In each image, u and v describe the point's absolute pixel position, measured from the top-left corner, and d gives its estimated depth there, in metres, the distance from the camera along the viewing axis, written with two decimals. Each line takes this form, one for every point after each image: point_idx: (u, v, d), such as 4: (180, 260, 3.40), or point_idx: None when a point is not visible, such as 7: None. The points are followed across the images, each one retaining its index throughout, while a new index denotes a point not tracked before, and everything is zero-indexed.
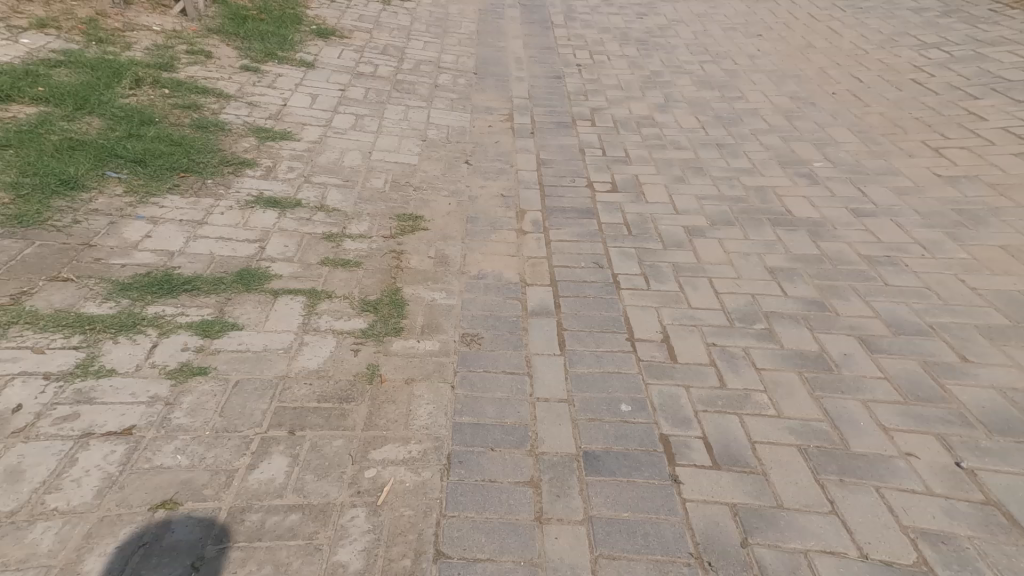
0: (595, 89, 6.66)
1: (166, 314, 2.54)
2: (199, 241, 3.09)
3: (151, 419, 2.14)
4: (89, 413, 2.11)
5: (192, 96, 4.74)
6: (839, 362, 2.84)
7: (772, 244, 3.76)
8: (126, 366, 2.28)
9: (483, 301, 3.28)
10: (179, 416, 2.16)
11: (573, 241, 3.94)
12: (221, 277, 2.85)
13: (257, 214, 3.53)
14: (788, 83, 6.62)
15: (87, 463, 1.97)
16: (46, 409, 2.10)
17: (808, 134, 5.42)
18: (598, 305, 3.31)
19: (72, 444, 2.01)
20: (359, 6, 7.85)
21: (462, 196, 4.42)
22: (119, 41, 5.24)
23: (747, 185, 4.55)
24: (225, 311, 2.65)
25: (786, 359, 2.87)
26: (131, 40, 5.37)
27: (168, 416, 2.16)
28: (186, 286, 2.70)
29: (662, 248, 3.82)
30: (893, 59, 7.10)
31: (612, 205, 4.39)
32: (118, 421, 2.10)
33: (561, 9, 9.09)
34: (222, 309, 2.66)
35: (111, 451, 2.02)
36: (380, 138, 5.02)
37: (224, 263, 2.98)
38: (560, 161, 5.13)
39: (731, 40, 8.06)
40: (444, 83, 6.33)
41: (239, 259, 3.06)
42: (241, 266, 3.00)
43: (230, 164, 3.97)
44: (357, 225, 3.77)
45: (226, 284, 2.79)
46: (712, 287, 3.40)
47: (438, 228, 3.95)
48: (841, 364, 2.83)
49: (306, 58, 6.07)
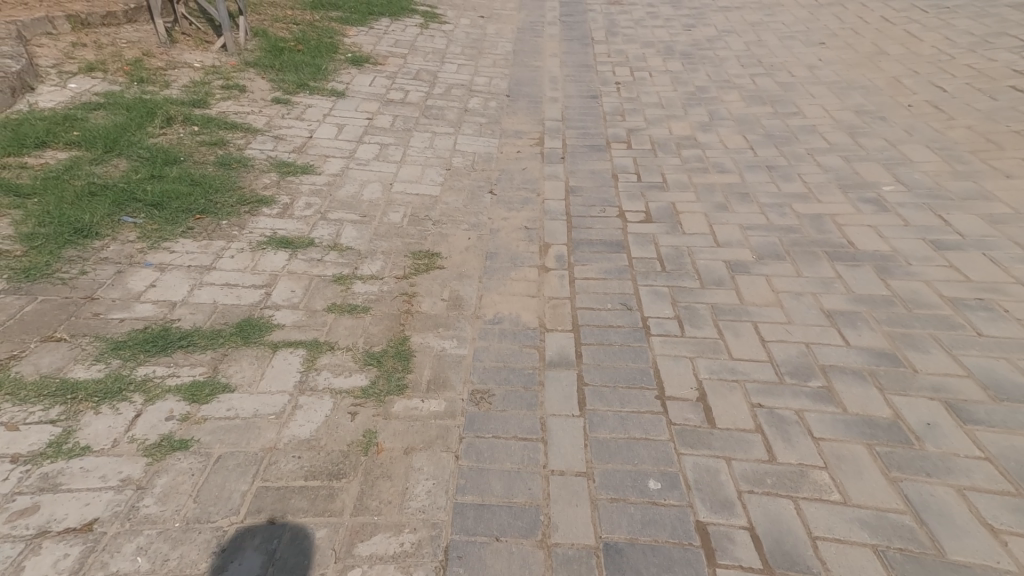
0: (633, 108, 6.34)
1: (154, 377, 2.54)
2: (205, 289, 3.11)
3: (117, 510, 2.05)
4: (48, 505, 2.04)
5: (221, 132, 4.78)
6: (921, 434, 2.33)
7: (829, 283, 3.29)
8: (101, 443, 2.24)
9: (496, 350, 3.00)
10: (148, 504, 2.07)
11: (599, 279, 3.62)
12: (219, 329, 2.85)
13: (265, 256, 3.48)
14: (854, 96, 6.19)
15: (35, 571, 1.87)
16: (6, 499, 2.05)
17: (876, 154, 4.96)
18: (624, 354, 2.94)
19: (21, 547, 1.92)
20: (396, 31, 7.88)
21: (482, 229, 4.20)
22: (159, 80, 5.41)
23: (800, 212, 4.15)
24: (218, 370, 2.63)
25: (850, 427, 2.37)
26: (171, 78, 5.53)
27: (137, 504, 2.07)
28: (181, 342, 2.72)
29: (700, 287, 3.43)
30: (985, 64, 6.56)
31: (644, 237, 4.06)
32: (79, 514, 2.02)
33: (602, 24, 8.83)
34: (216, 367, 2.65)
35: (64, 554, 1.91)
36: (402, 168, 4.89)
37: (226, 313, 2.98)
38: (590, 188, 4.85)
39: (788, 49, 7.57)
40: (474, 107, 6.18)
41: (243, 306, 3.05)
42: (243, 315, 2.99)
43: (247, 203, 3.93)
44: (368, 265, 3.61)
45: (221, 339, 2.78)
46: (757, 333, 2.94)
47: (454, 267, 3.74)
48: (923, 437, 2.32)
49: (338, 87, 6.09)
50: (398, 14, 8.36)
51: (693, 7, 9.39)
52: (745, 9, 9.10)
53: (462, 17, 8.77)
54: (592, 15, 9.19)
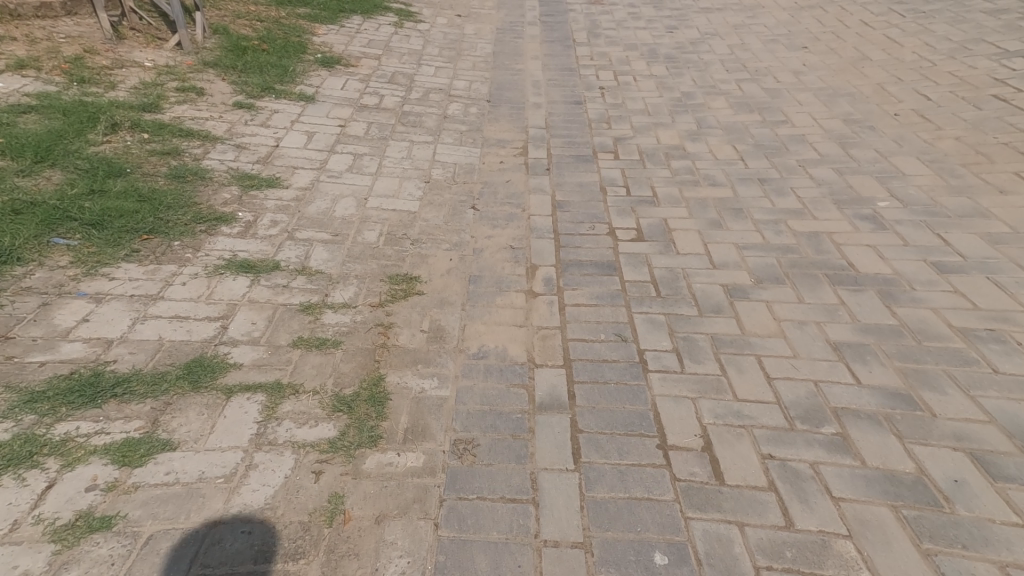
0: (619, 115, 6.13)
1: (76, 435, 2.21)
2: (148, 323, 2.76)
3: None
4: None
5: (175, 140, 4.38)
6: (950, 494, 2.15)
7: (833, 310, 3.13)
8: (2, 524, 1.93)
9: (481, 390, 2.73)
10: None
11: (591, 306, 3.39)
12: (163, 371, 2.51)
13: (222, 282, 3.13)
14: (841, 103, 6.10)
15: None
16: None
17: (868, 166, 4.84)
18: (621, 394, 2.70)
19: None
20: (370, 30, 7.52)
21: (464, 249, 3.94)
22: (104, 81, 4.96)
23: (796, 230, 3.98)
24: (158, 423, 2.30)
25: (873, 486, 2.18)
26: (117, 78, 5.09)
27: None
28: (114, 390, 2.38)
29: (697, 315, 3.24)
30: (967, 71, 6.55)
31: (637, 257, 3.85)
32: None
33: (584, 25, 8.62)
34: (155, 420, 2.31)
35: None
36: (377, 181, 4.57)
37: (174, 351, 2.63)
38: (578, 203, 4.61)
39: (773, 53, 7.47)
40: (454, 113, 5.89)
41: (194, 343, 2.70)
42: (193, 354, 2.63)
43: (202, 221, 3.57)
44: (339, 292, 3.29)
45: (165, 385, 2.43)
46: (761, 369, 2.76)
47: (435, 292, 3.46)
48: (952, 498, 2.14)
49: (307, 91, 5.72)
50: (371, 12, 8.00)
51: (675, 8, 9.26)
52: (727, 11, 9.01)
53: (439, 16, 8.46)
54: (573, 15, 8.98)
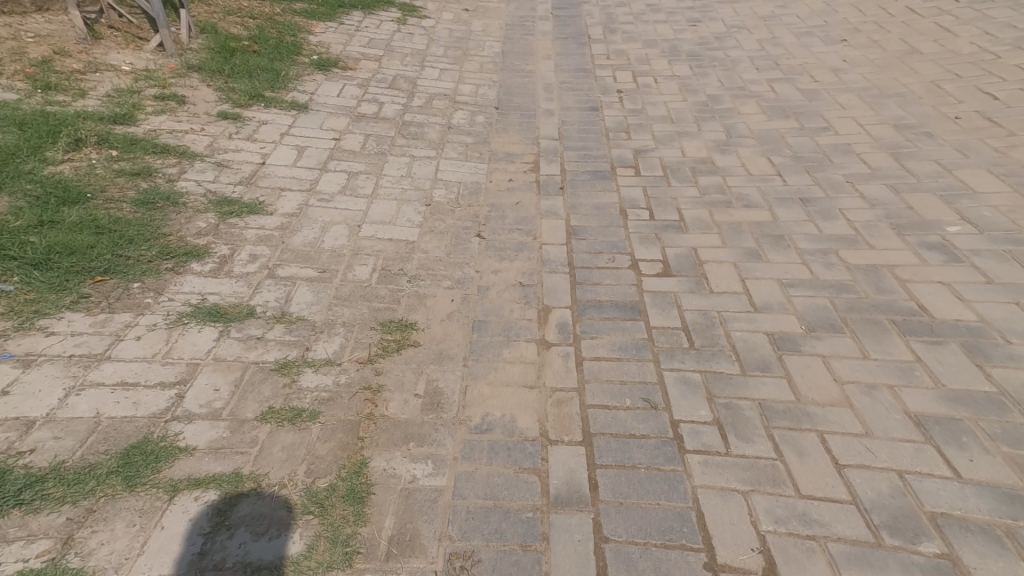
0: (639, 123, 5.63)
1: None
2: (85, 393, 2.37)
3: None
4: None
5: (147, 158, 4.02)
6: None
7: (909, 369, 2.62)
8: None
9: (484, 478, 2.28)
10: None
11: (614, 362, 2.95)
12: (93, 463, 2.11)
13: (185, 334, 2.73)
14: (889, 105, 5.50)
15: None
16: None
17: (929, 181, 4.24)
18: (655, 486, 2.26)
19: None
20: (371, 28, 7.11)
21: (467, 288, 3.50)
22: (73, 88, 4.63)
23: (850, 262, 3.41)
24: (70, 544, 1.89)
25: None
26: (89, 84, 4.76)
27: None
28: (20, 498, 1.99)
29: (741, 375, 2.75)
30: None
31: (665, 298, 3.38)
32: None
33: (599, 19, 8.13)
34: (68, 538, 1.90)
35: None
36: (372, 204, 4.14)
37: (112, 432, 2.23)
38: (596, 229, 4.13)
39: (807, 48, 6.88)
40: (459, 122, 5.45)
41: (139, 420, 2.29)
42: (135, 436, 2.23)
43: (169, 257, 3.18)
44: (322, 345, 2.86)
45: (91, 485, 2.03)
46: (827, 452, 2.30)
47: (434, 343, 3.03)
48: None
49: (299, 98, 5.31)
50: (372, 8, 7.60)
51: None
52: (754, 1, 8.42)
53: (445, 10, 8.04)
54: (587, 8, 8.49)
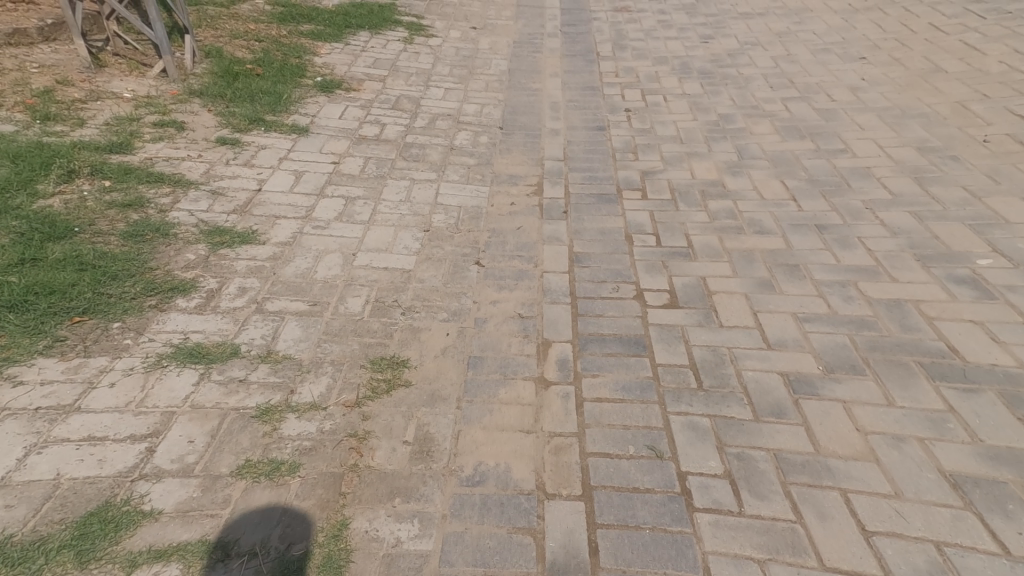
0: (646, 143, 5.51)
1: None
2: (49, 451, 2.37)
3: None
4: None
5: (141, 187, 3.97)
6: None
7: (939, 420, 2.44)
8: None
9: (475, 540, 2.19)
10: None
11: (618, 403, 2.77)
12: (44, 535, 2.08)
13: (162, 378, 2.72)
14: (912, 127, 5.39)
15: None
16: None
17: (956, 209, 4.11)
18: (663, 552, 2.11)
19: None
20: (377, 48, 7.10)
21: (463, 320, 3.35)
22: (71, 117, 4.63)
23: (870, 297, 3.27)
24: None
25: None
26: (89, 113, 4.76)
27: None
28: None
29: (754, 421, 2.54)
30: None
31: (673, 332, 3.22)
32: None
33: (608, 35, 8.07)
34: None
35: None
36: (369, 231, 4.02)
37: (74, 494, 2.22)
38: (601, 255, 3.98)
39: (824, 65, 6.77)
40: (462, 144, 5.37)
41: (103, 481, 2.28)
42: (96, 500, 2.21)
43: (153, 293, 3.15)
44: (308, 387, 2.80)
45: (39, 562, 1.98)
46: (851, 515, 2.13)
47: (426, 383, 2.91)
48: None
49: (300, 121, 5.25)
50: (379, 27, 7.62)
51: (708, 14, 8.64)
52: (768, 17, 8.34)
53: (452, 28, 8.04)
54: (596, 25, 8.45)
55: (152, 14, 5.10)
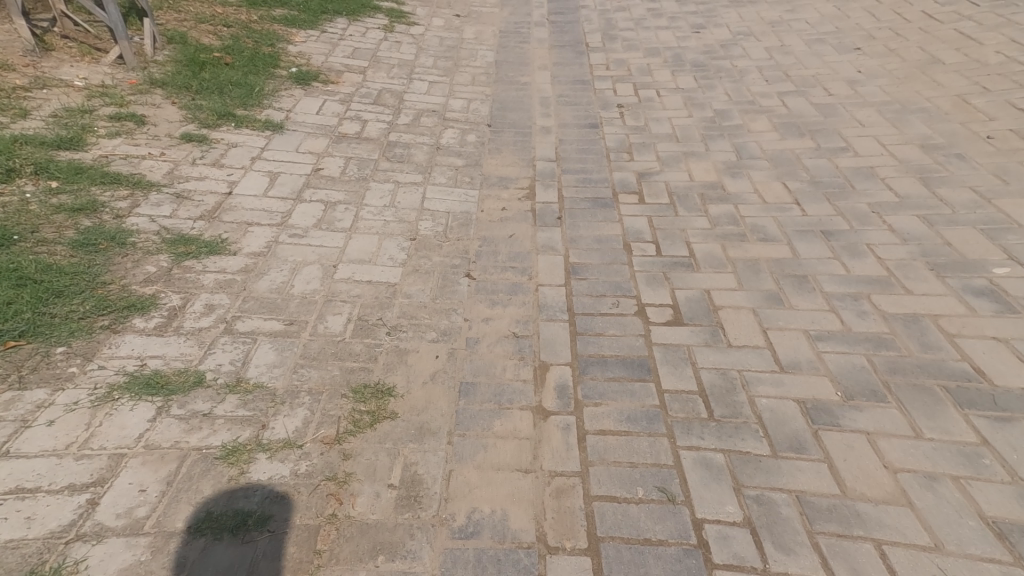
0: (642, 142, 5.27)
1: None
2: None
3: None
4: None
5: (94, 190, 3.63)
6: None
7: (976, 456, 2.29)
8: None
9: None
10: None
11: (623, 437, 2.56)
12: None
13: (113, 413, 2.43)
14: (913, 123, 5.22)
15: None
16: None
17: (966, 212, 3.95)
18: None
19: None
20: (356, 37, 6.74)
21: (454, 341, 3.09)
22: (14, 108, 4.26)
23: (886, 311, 3.08)
24: None
25: None
26: (34, 103, 4.39)
27: None
28: None
29: (772, 458, 2.35)
30: None
31: (680, 353, 3.00)
32: None
33: (598, 24, 7.81)
34: None
35: None
36: (351, 239, 3.71)
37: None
38: (598, 266, 3.75)
39: (819, 57, 6.58)
40: (448, 143, 5.07)
41: (30, 544, 2.01)
42: (20, 570, 1.93)
43: (105, 312, 2.84)
44: (282, 421, 2.53)
45: None
46: (887, 571, 1.97)
47: (414, 414, 2.65)
48: None
49: (274, 116, 4.91)
50: (357, 13, 7.25)
51: (699, 1, 8.41)
52: (760, 5, 8.13)
53: (435, 16, 7.70)
54: (584, 13, 8.18)
55: None
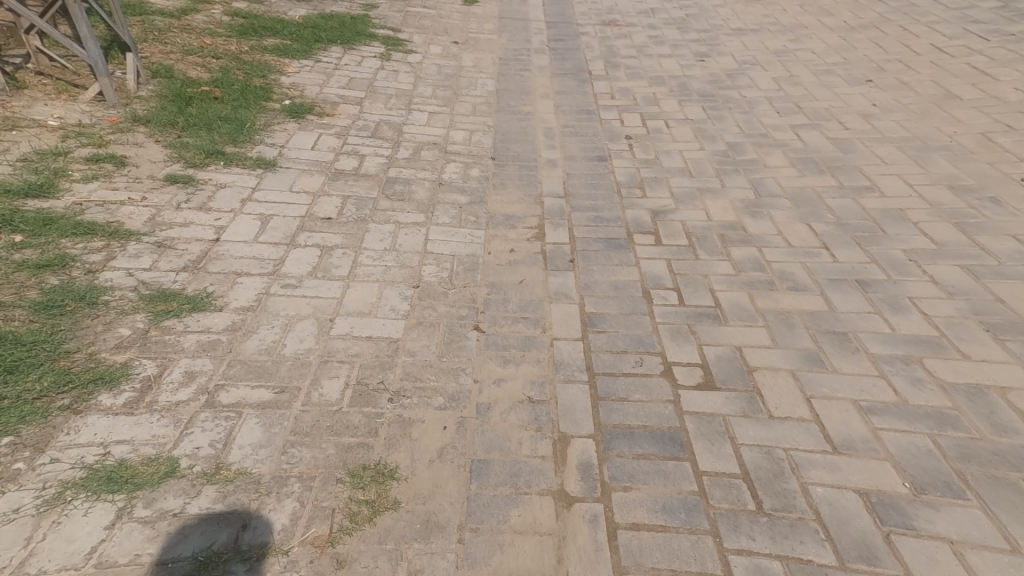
0: (653, 177, 5.03)
1: None
2: None
3: None
4: None
5: (65, 241, 3.34)
6: None
7: None
8: None
9: None
10: None
11: (660, 536, 2.23)
12: None
13: (64, 519, 2.09)
14: (938, 161, 5.01)
15: None
16: None
17: (1013, 265, 3.69)
18: None
19: None
20: (351, 66, 6.57)
21: (463, 409, 2.75)
22: None
23: (944, 381, 2.81)
24: None
25: None
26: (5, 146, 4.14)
27: None
28: None
29: (840, 570, 2.10)
30: None
31: (716, 424, 2.67)
32: None
33: (599, 52, 7.67)
34: None
35: None
36: (349, 288, 3.40)
37: None
38: (617, 316, 3.43)
39: (829, 88, 6.43)
40: (451, 177, 4.82)
41: None
42: None
43: (66, 388, 2.51)
44: (265, 519, 2.18)
45: None
46: None
47: (419, 504, 2.30)
48: None
49: (266, 153, 4.67)
50: (352, 41, 7.10)
51: (700, 29, 8.30)
52: (763, 33, 8.02)
53: (432, 43, 7.56)
54: (584, 40, 8.06)
55: (83, 32, 4.51)
